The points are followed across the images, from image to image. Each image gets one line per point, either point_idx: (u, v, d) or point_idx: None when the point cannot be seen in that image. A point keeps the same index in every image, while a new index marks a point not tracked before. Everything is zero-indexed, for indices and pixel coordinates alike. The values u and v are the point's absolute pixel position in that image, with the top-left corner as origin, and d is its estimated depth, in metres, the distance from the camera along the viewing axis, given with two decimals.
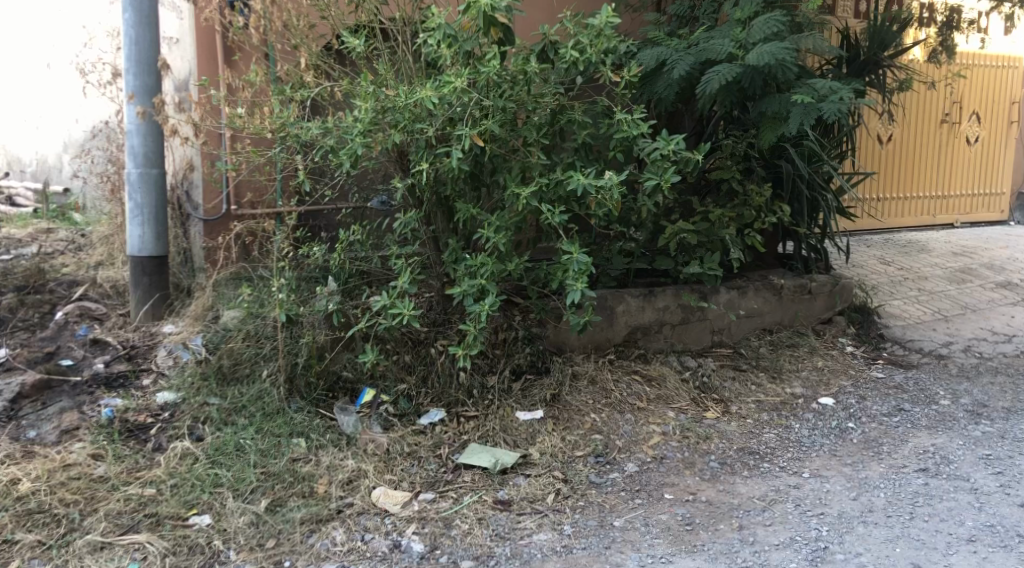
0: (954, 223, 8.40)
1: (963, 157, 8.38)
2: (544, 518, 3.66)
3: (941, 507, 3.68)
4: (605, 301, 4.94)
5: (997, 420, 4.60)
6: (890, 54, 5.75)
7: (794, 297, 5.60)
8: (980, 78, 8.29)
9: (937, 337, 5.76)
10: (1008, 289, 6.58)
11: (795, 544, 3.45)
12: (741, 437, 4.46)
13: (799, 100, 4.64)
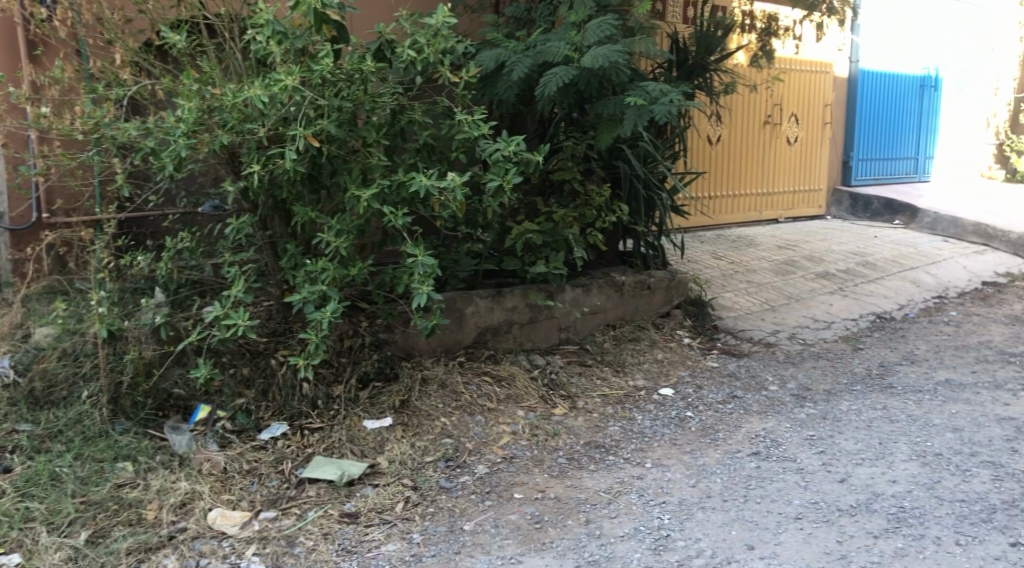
0: (778, 219, 8.97)
1: (785, 157, 8.95)
2: (393, 528, 3.58)
3: (771, 488, 3.88)
4: (453, 304, 4.91)
5: (819, 402, 4.92)
6: (716, 58, 6.04)
7: (635, 293, 5.78)
8: (797, 82, 8.88)
9: (765, 326, 6.11)
10: (826, 279, 7.07)
11: (639, 534, 3.54)
12: (587, 432, 4.55)
13: (632, 102, 4.78)
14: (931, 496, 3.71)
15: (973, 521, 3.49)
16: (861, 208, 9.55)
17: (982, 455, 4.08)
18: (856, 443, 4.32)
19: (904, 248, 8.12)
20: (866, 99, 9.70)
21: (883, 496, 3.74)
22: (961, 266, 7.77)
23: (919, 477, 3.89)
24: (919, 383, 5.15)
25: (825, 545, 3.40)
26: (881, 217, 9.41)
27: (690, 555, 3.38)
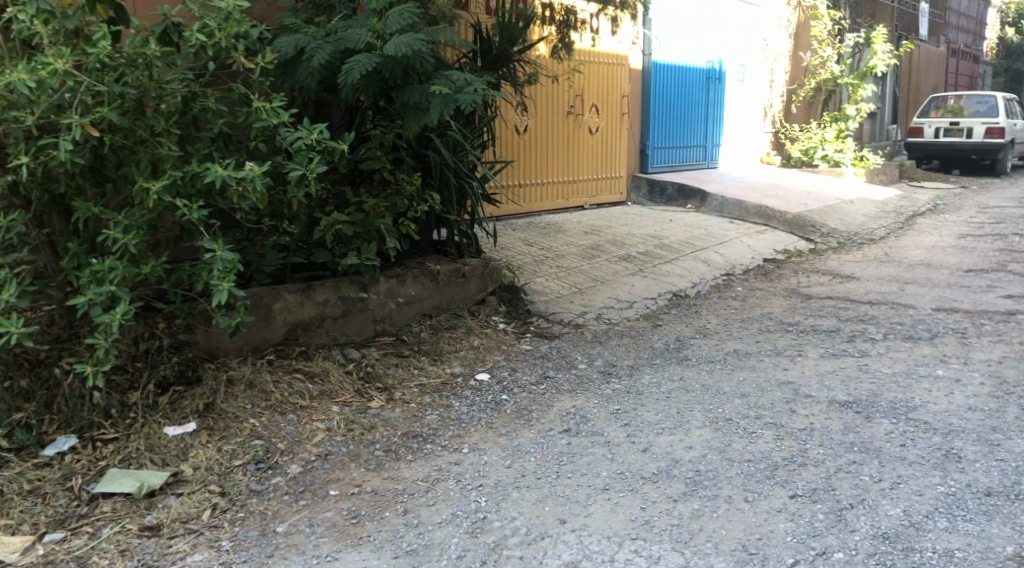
0: (583, 205, 9.33)
1: (588, 145, 9.30)
2: (199, 537, 3.41)
3: (581, 463, 4.04)
4: (259, 300, 4.71)
5: (624, 377, 5.18)
6: (519, 49, 6.15)
7: (450, 281, 5.80)
8: (596, 74, 9.25)
9: (574, 307, 6.33)
10: (629, 261, 7.43)
11: (457, 519, 3.58)
12: (404, 422, 4.53)
13: (437, 91, 4.79)
14: (723, 458, 4.00)
15: (759, 478, 3.80)
16: (658, 193, 10.12)
17: (765, 416, 4.45)
18: (657, 413, 4.58)
19: (697, 230, 8.69)
20: (659, 91, 10.28)
21: (681, 462, 4.00)
22: (746, 246, 8.42)
23: (712, 442, 4.19)
24: (710, 354, 5.55)
25: (631, 513, 3.58)
26: (677, 202, 10.01)
27: (506, 535, 3.45)
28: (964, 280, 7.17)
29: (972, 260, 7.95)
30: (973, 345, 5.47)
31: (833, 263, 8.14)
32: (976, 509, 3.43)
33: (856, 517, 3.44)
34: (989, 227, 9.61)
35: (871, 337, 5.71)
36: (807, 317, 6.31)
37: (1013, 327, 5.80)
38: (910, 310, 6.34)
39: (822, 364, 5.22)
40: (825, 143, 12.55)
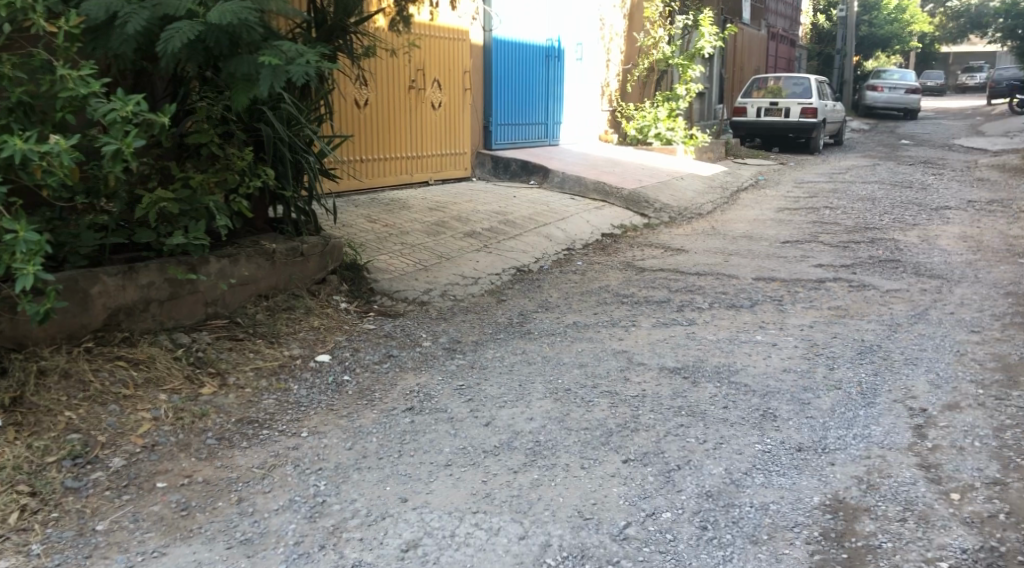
0: (427, 181, 9.27)
1: (431, 121, 9.22)
2: (5, 543, 3.16)
3: (423, 440, 4.03)
4: (74, 283, 4.37)
5: (467, 352, 5.20)
6: (355, 21, 5.97)
7: (287, 261, 5.60)
8: (436, 49, 9.17)
9: (418, 285, 6.28)
10: (473, 237, 7.45)
11: (295, 505, 3.48)
12: (239, 409, 4.35)
13: (267, 62, 4.56)
14: (561, 428, 4.10)
15: (595, 445, 3.92)
16: (502, 169, 10.19)
17: (602, 385, 4.60)
18: (500, 387, 4.63)
19: (539, 205, 8.82)
20: (500, 67, 10.33)
21: (521, 434, 4.06)
22: (585, 221, 8.64)
23: (551, 412, 4.28)
24: (552, 327, 5.66)
25: (472, 487, 3.60)
26: (520, 178, 10.11)
27: (346, 517, 3.39)
28: (781, 251, 7.68)
29: (789, 232, 8.51)
30: (788, 311, 5.87)
31: (666, 237, 8.50)
32: (789, 464, 3.69)
33: (683, 478, 3.61)
34: (804, 201, 10.33)
35: (699, 307, 6.01)
36: (641, 289, 6.56)
37: (822, 294, 6.27)
38: (733, 280, 6.72)
39: (654, 333, 5.45)
40: (658, 122, 13.05)
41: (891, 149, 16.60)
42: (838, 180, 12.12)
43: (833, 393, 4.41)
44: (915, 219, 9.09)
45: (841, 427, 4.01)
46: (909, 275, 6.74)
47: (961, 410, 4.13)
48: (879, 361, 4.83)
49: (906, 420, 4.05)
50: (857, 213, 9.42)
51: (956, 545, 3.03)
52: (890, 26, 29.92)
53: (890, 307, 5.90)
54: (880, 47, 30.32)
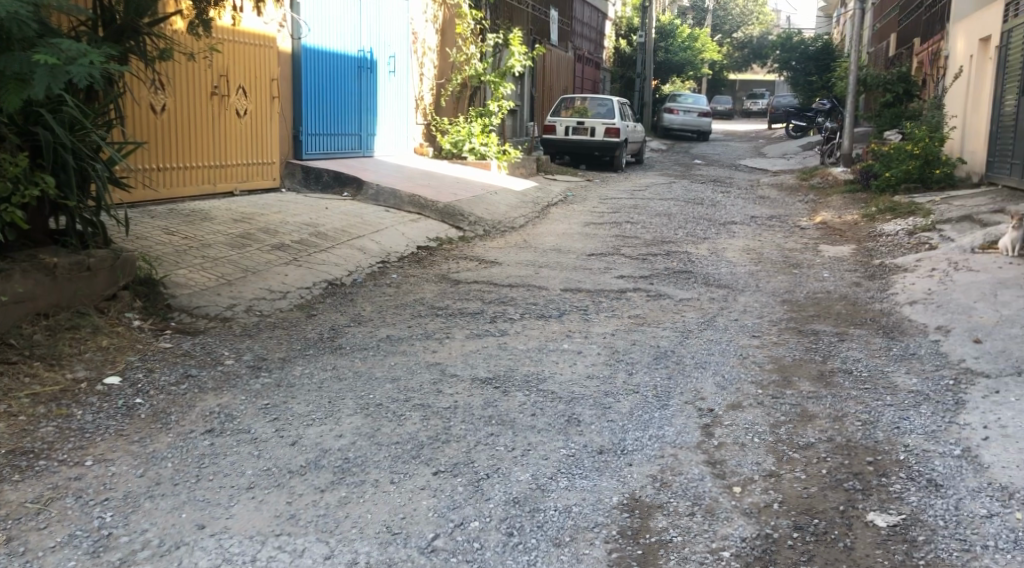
0: (232, 192, 8.89)
1: (236, 129, 8.86)
2: None
3: (224, 463, 3.84)
4: None
5: (274, 369, 5.02)
6: (148, 22, 5.62)
7: (71, 275, 5.17)
8: (240, 55, 8.84)
9: (221, 300, 5.99)
10: (281, 250, 7.20)
11: (75, 540, 3.21)
12: (11, 439, 3.96)
13: (41, 61, 4.20)
14: (371, 443, 4.04)
15: (405, 459, 3.89)
16: (313, 180, 9.95)
17: (413, 398, 4.58)
18: (307, 405, 4.50)
19: (352, 218, 8.69)
20: (309, 76, 10.11)
21: (329, 452, 3.96)
22: (399, 233, 8.59)
23: (361, 428, 4.21)
24: (364, 341, 5.58)
25: (275, 509, 3.47)
26: (332, 189, 9.91)
27: (134, 550, 3.17)
28: (587, 263, 8.00)
29: (593, 245, 8.90)
30: (593, 320, 6.12)
31: (479, 250, 8.63)
32: (591, 467, 3.84)
33: (490, 486, 3.66)
34: (608, 216, 10.84)
35: (510, 317, 6.14)
36: (454, 301, 6.61)
37: (624, 303, 6.60)
38: (542, 291, 6.93)
39: (466, 344, 5.50)
40: (471, 137, 13.25)
41: (686, 168, 17.79)
42: (639, 196, 12.82)
43: (632, 397, 4.64)
44: (706, 233, 9.78)
45: (639, 429, 4.22)
46: (700, 285, 7.24)
47: (743, 409, 4.46)
48: (673, 366, 5.14)
49: (696, 421, 4.32)
50: (655, 227, 10.01)
51: (736, 535, 3.27)
52: (684, 52, 32.09)
53: (683, 315, 6.30)
54: (676, 72, 32.44)
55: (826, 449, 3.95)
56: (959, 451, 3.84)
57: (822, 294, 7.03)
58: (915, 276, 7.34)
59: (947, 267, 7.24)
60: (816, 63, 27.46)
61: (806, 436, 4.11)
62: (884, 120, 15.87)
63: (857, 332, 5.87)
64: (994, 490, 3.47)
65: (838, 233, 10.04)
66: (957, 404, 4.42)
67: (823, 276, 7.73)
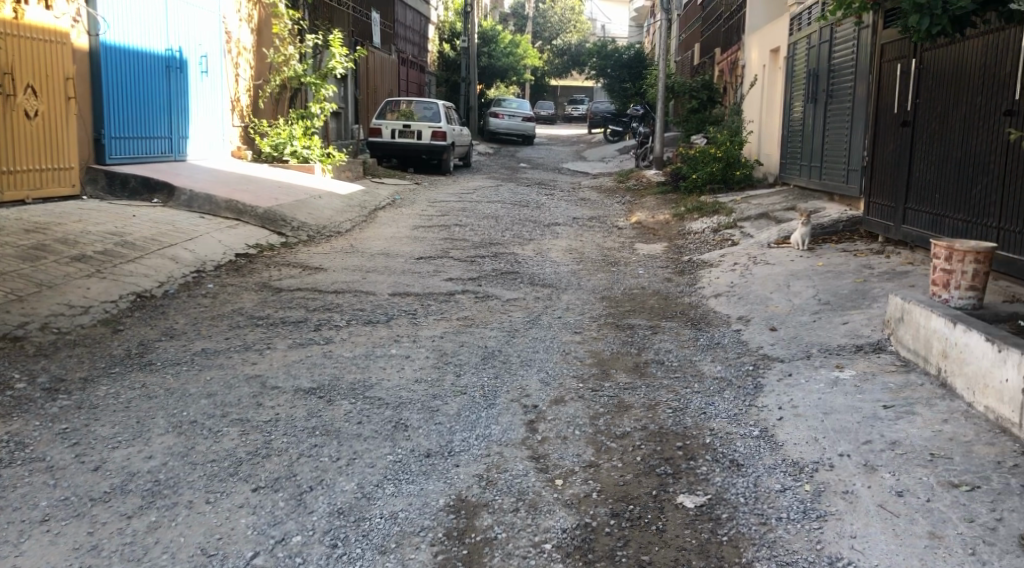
0: (25, 199, 8.18)
1: (26, 132, 8.17)
2: None
3: (14, 496, 3.52)
4: None
5: (74, 391, 4.65)
6: None
7: None
8: (26, 51, 8.15)
9: (11, 318, 5.48)
10: (82, 262, 6.70)
11: None
12: None
13: None
14: (184, 463, 3.83)
15: (222, 477, 3.72)
16: (118, 186, 9.32)
17: (231, 413, 4.38)
18: (112, 427, 4.20)
19: (163, 225, 8.22)
20: (109, 76, 9.48)
21: (138, 475, 3.72)
22: (216, 241, 8.22)
23: (173, 448, 3.99)
24: (176, 356, 5.29)
25: (74, 541, 3.22)
26: (140, 196, 9.32)
27: None
28: (415, 267, 7.99)
29: (421, 248, 8.89)
30: (421, 323, 6.12)
31: (302, 256, 8.40)
32: (417, 471, 3.82)
33: (314, 499, 3.57)
34: (436, 219, 10.87)
35: (336, 324, 6.02)
36: (276, 310, 6.39)
37: (452, 305, 6.63)
38: (369, 296, 6.84)
39: (290, 354, 5.34)
40: (292, 139, 12.87)
41: (512, 171, 18.16)
42: (466, 199, 12.93)
43: (459, 398, 4.67)
44: (531, 234, 10.02)
45: (465, 430, 4.26)
46: (525, 285, 7.41)
47: (566, 403, 4.60)
48: (499, 365, 5.22)
49: (520, 417, 4.41)
50: (482, 229, 10.14)
51: (558, 526, 3.36)
52: (507, 58, 32.73)
53: (510, 314, 6.42)
54: (500, 77, 33.00)
55: (640, 437, 4.15)
56: (757, 432, 4.15)
57: (638, 289, 7.38)
58: (720, 270, 7.86)
59: (747, 261, 7.81)
60: (629, 71, 28.83)
61: (622, 425, 4.30)
62: (691, 125, 16.90)
63: (669, 325, 6.21)
64: (787, 466, 3.77)
65: (653, 231, 10.58)
66: (756, 388, 4.77)
67: (639, 273, 8.11)
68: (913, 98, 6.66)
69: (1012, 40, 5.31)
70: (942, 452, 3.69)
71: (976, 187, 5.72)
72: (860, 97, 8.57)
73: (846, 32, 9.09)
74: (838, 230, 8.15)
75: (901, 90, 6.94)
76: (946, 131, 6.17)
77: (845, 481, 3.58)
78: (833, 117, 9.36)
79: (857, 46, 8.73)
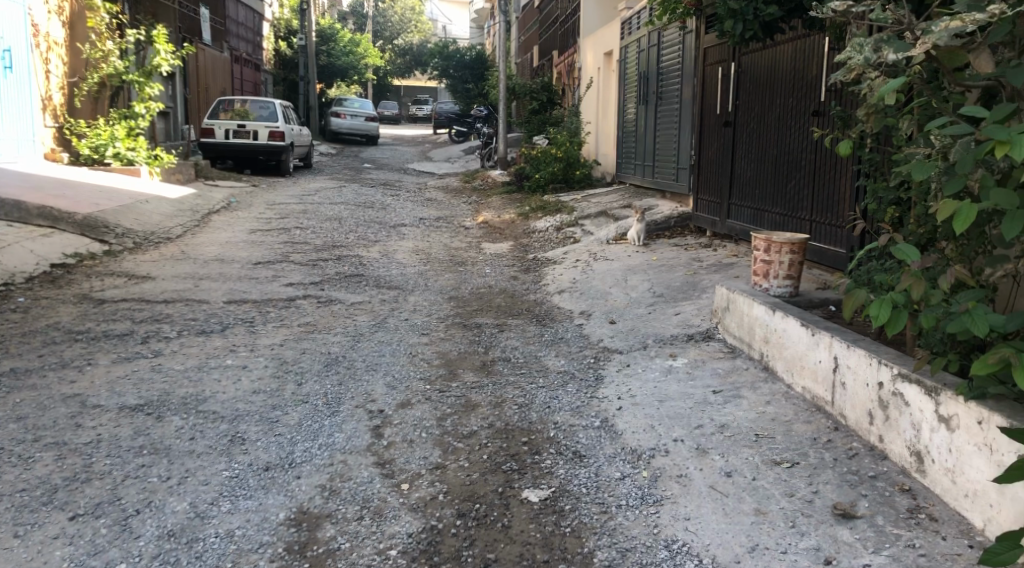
0: None
1: None
2: None
3: None
4: None
5: None
6: None
7: None
8: None
9: None
10: None
11: None
12: None
13: None
14: None
15: (34, 507, 3.43)
16: None
17: (46, 437, 4.04)
18: None
19: None
20: None
21: None
22: (28, 251, 7.58)
23: None
24: None
25: None
26: None
27: None
28: (253, 273, 7.68)
29: (259, 253, 8.56)
30: (260, 331, 5.89)
31: (128, 264, 7.90)
32: (256, 485, 3.67)
33: (141, 522, 3.35)
34: (275, 223, 10.49)
35: (165, 336, 5.69)
36: (98, 323, 5.97)
37: (293, 312, 6.42)
38: (203, 305, 6.52)
39: (114, 370, 4.99)
40: (114, 141, 12.11)
41: (355, 172, 17.84)
42: (308, 201, 12.59)
43: (300, 407, 4.52)
44: (375, 236, 9.87)
45: (307, 440, 4.12)
46: (370, 288, 7.28)
47: (412, 406, 4.55)
48: (343, 371, 5.10)
49: (365, 423, 4.32)
50: (324, 232, 9.89)
51: (404, 531, 3.31)
52: (347, 57, 32.15)
53: (354, 318, 6.29)
54: (340, 77, 32.38)
55: (486, 435, 4.16)
56: (598, 423, 4.26)
57: (484, 289, 7.42)
58: (563, 267, 8.03)
59: (588, 258, 8.02)
60: (471, 72, 29.03)
61: (469, 425, 4.29)
62: (532, 126, 17.20)
63: (514, 322, 6.27)
64: (626, 454, 3.89)
65: (498, 231, 10.68)
66: (597, 380, 4.90)
67: (485, 272, 8.15)
68: (733, 99, 7.06)
69: (816, 45, 5.72)
70: (765, 433, 3.92)
71: (790, 182, 6.12)
72: (687, 98, 9.00)
73: (672, 37, 9.51)
74: (671, 226, 8.51)
75: (723, 91, 7.34)
76: (763, 131, 6.57)
77: (679, 465, 3.73)
78: (663, 117, 9.78)
79: (682, 51, 9.16)
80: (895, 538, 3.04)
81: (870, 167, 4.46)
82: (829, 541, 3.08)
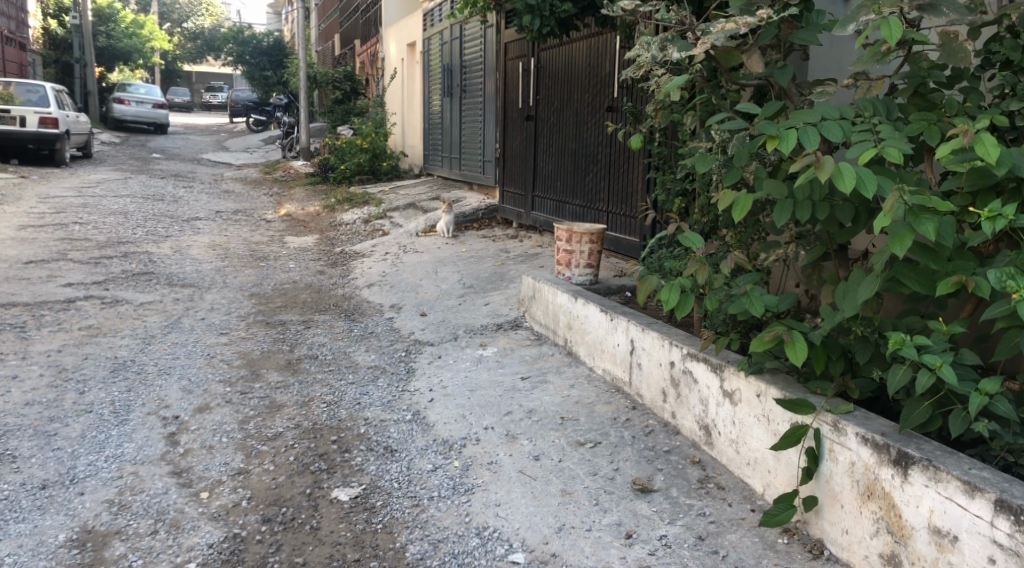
0: None
1: None
2: None
3: None
4: None
5: None
6: None
7: None
8: None
9: None
10: None
11: None
12: None
13: None
14: None
15: None
16: None
17: None
18: None
19: None
20: None
21: None
22: None
23: None
24: None
25: None
26: None
27: None
28: (24, 273, 6.96)
29: (31, 251, 7.77)
30: (33, 337, 5.34)
31: None
32: (30, 506, 3.33)
33: None
34: (49, 218, 9.57)
35: None
36: None
37: (72, 314, 5.88)
38: None
39: None
40: None
41: (143, 162, 16.67)
42: (87, 194, 11.60)
43: (83, 418, 4.15)
44: (167, 231, 9.25)
45: (92, 452, 3.80)
46: (161, 286, 6.81)
47: (211, 410, 4.30)
48: (133, 377, 4.73)
49: (159, 431, 4.04)
50: (108, 227, 9.14)
51: (203, 542, 3.13)
52: (128, 40, 29.85)
53: (145, 319, 5.87)
54: (122, 61, 30.00)
55: (293, 436, 4.02)
56: (409, 416, 4.23)
57: (288, 284, 7.16)
58: (372, 260, 7.91)
59: (397, 251, 7.95)
60: (269, 59, 27.72)
61: (274, 427, 4.12)
62: (336, 116, 16.75)
63: (321, 318, 6.10)
64: (438, 446, 3.89)
65: (303, 224, 10.35)
66: (407, 373, 4.87)
67: (289, 267, 7.88)
68: (535, 94, 7.24)
69: (608, 44, 5.98)
70: (570, 415, 4.06)
71: (588, 175, 6.37)
72: (490, 92, 9.11)
73: (474, 31, 9.61)
74: (478, 218, 8.60)
75: (524, 85, 7.50)
76: (562, 125, 6.79)
77: (489, 453, 3.78)
78: (468, 111, 9.87)
79: (484, 45, 9.28)
80: (688, 508, 3.24)
81: (659, 161, 4.71)
82: (629, 515, 3.23)
